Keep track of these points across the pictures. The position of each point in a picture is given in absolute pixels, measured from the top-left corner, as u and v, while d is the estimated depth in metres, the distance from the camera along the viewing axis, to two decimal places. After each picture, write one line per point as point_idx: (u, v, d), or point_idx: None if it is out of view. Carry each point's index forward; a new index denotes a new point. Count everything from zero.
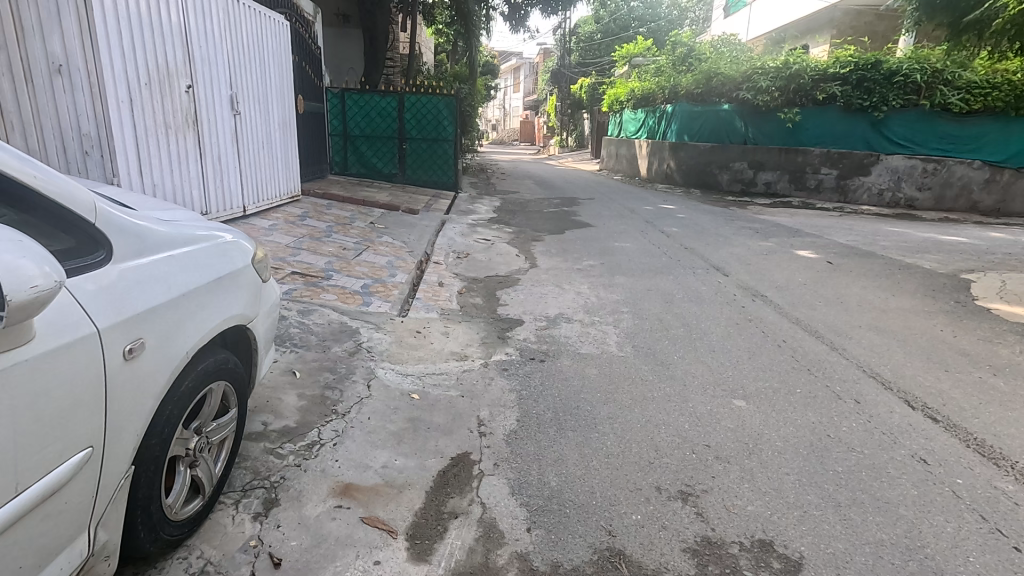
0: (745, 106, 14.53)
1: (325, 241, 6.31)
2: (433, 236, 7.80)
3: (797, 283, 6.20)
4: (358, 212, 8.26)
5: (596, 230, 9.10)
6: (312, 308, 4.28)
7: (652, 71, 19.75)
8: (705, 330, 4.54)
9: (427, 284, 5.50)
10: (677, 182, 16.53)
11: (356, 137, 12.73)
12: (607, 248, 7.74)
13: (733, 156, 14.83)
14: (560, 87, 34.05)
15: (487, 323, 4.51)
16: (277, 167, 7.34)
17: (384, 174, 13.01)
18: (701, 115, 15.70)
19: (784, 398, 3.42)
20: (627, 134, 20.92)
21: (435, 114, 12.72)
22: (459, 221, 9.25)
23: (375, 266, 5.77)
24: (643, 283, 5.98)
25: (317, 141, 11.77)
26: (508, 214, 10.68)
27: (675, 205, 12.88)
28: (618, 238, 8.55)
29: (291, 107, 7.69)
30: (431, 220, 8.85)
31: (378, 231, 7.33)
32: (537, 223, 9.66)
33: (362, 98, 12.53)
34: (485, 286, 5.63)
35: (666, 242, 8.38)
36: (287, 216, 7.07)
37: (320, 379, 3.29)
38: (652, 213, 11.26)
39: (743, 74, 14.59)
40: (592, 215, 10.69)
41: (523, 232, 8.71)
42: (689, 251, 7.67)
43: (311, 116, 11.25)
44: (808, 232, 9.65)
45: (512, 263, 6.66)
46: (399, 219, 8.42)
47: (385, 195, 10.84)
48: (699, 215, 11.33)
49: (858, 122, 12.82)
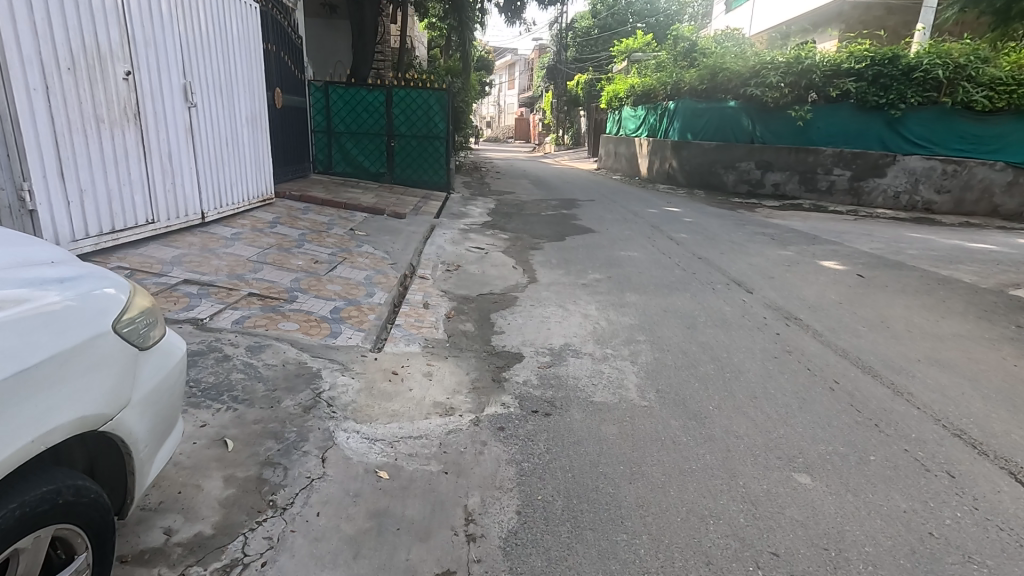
0: (752, 103, 13.89)
1: (295, 253, 5.53)
2: (420, 244, 7.03)
3: (830, 301, 5.48)
4: (338, 217, 7.47)
5: (599, 237, 8.35)
6: (265, 343, 3.51)
7: (653, 66, 19.03)
8: (739, 366, 3.81)
9: (410, 306, 4.73)
10: (680, 183, 15.81)
11: (341, 134, 11.95)
12: (612, 258, 7.00)
13: (739, 156, 14.14)
14: (557, 83, 33.23)
15: (478, 360, 3.75)
16: (245, 166, 6.55)
17: (371, 174, 12.22)
18: (705, 113, 15.04)
19: (856, 469, 2.68)
20: (627, 132, 20.19)
21: (425, 110, 11.94)
22: (450, 226, 8.48)
23: (350, 284, 5.00)
24: (658, 302, 5.25)
25: (298, 138, 10.97)
26: (503, 218, 9.91)
27: (680, 207, 12.16)
28: (624, 245, 7.82)
29: (262, 100, 6.89)
30: (419, 225, 8.06)
31: (357, 240, 6.55)
32: (535, 228, 8.91)
33: (348, 92, 11.76)
34: (478, 307, 4.87)
35: (676, 250, 7.65)
36: (254, 222, 6.28)
37: (260, 451, 2.51)
38: (657, 216, 10.53)
39: (751, 70, 13.90)
40: (593, 219, 9.95)
41: (519, 239, 7.96)
42: (703, 262, 6.95)
43: (291, 111, 10.45)
44: (827, 238, 8.95)
45: (508, 277, 5.91)
46: (383, 224, 7.64)
47: (370, 197, 10.05)
48: (707, 219, 10.62)
49: (872, 120, 12.13)
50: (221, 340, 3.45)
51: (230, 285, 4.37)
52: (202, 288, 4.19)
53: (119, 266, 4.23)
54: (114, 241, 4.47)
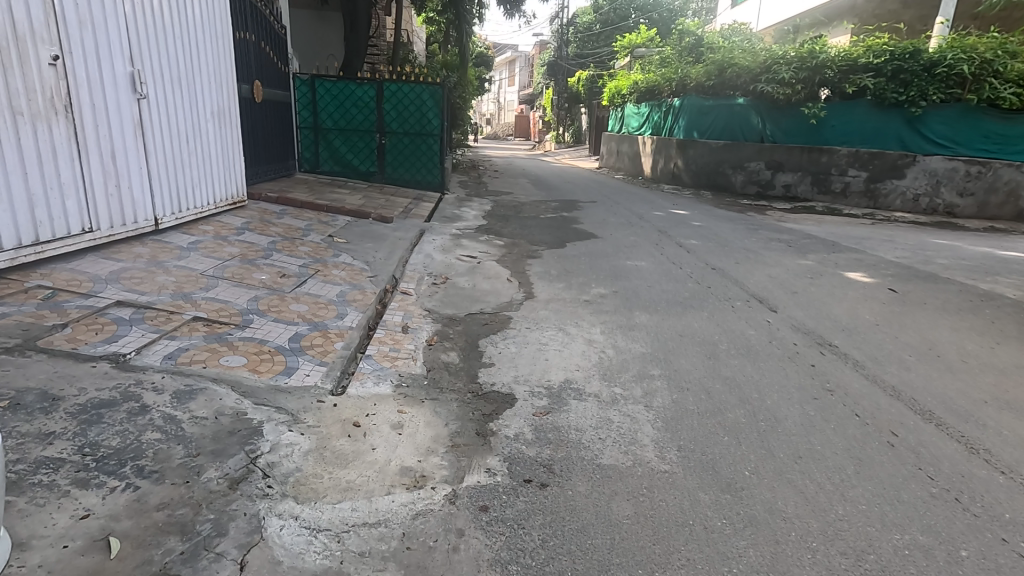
0: (762, 100, 13.27)
1: (260, 265, 4.88)
2: (406, 253, 6.38)
3: (866, 323, 4.83)
4: (316, 222, 6.82)
5: (602, 243, 7.71)
6: (198, 387, 2.86)
7: (657, 62, 18.38)
8: (773, 412, 3.18)
9: (386, 331, 4.09)
10: (685, 183, 15.16)
11: (329, 131, 11.32)
12: (618, 268, 6.37)
13: (748, 156, 13.50)
14: (557, 80, 32.56)
15: (461, 405, 3.10)
16: (212, 165, 5.92)
17: (361, 173, 11.58)
18: (712, 110, 14.40)
19: (946, 573, 2.05)
20: (629, 130, 19.53)
21: (418, 106, 11.28)
22: (441, 231, 7.83)
23: (320, 302, 4.37)
24: (671, 324, 4.62)
25: (283, 136, 10.33)
26: (499, 221, 9.26)
27: (688, 210, 11.51)
28: (629, 253, 7.18)
29: (231, 92, 6.23)
30: (407, 230, 7.41)
31: (336, 248, 5.91)
32: (534, 233, 8.26)
33: (336, 86, 11.12)
34: (465, 331, 4.23)
35: (686, 259, 7.01)
36: (220, 229, 5.63)
37: (155, 555, 1.87)
38: (664, 220, 9.90)
39: (761, 65, 13.26)
40: (595, 223, 9.30)
41: (516, 246, 7.31)
42: (717, 273, 6.32)
43: (273, 106, 9.80)
44: (847, 245, 8.31)
45: (501, 292, 5.27)
46: (367, 230, 6.99)
47: (358, 198, 9.41)
48: (717, 223, 9.99)
49: (890, 118, 11.47)
50: (143, 383, 2.80)
51: (174, 307, 3.73)
52: (137, 312, 3.55)
53: (39, 285, 3.60)
54: (37, 253, 3.84)
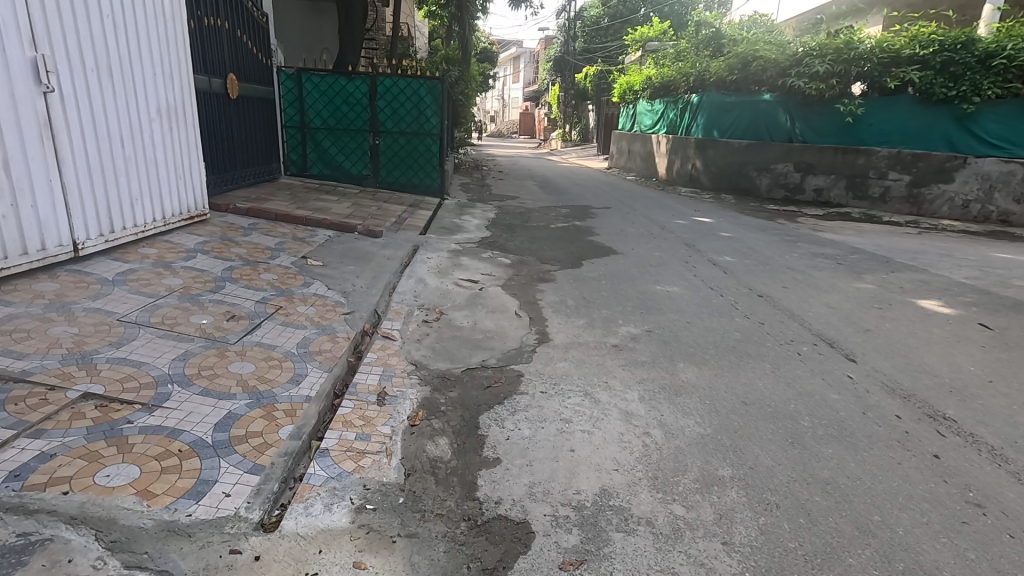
0: (791, 97, 12.21)
1: (203, 302, 3.88)
2: (394, 277, 5.36)
3: (974, 379, 3.77)
4: (290, 239, 5.80)
5: (623, 260, 6.69)
6: (38, 537, 1.87)
7: (672, 56, 17.30)
8: (913, 555, 2.14)
9: (356, 401, 3.08)
10: (705, 186, 14.09)
11: (317, 130, 10.31)
12: (646, 296, 5.33)
13: (775, 157, 12.42)
14: (564, 76, 31.46)
15: (450, 551, 2.07)
16: (159, 173, 4.94)
17: (352, 176, 10.58)
18: (735, 107, 13.32)
19: None
20: (642, 128, 18.42)
21: (415, 102, 10.26)
22: (438, 246, 6.82)
23: (276, 358, 3.38)
24: (727, 383, 3.58)
25: (266, 136, 9.33)
26: (505, 232, 8.24)
27: (711, 217, 10.48)
28: (656, 274, 6.16)
29: (184, 85, 5.25)
30: (398, 246, 6.38)
31: (308, 274, 4.90)
32: (544, 247, 7.23)
33: (324, 81, 10.11)
34: (462, 398, 3.21)
35: (724, 282, 5.97)
36: (165, 252, 4.64)
37: None
38: (688, 230, 8.86)
39: (791, 58, 12.17)
40: (613, 235, 8.27)
41: (524, 265, 6.28)
42: (766, 303, 5.28)
43: (253, 103, 8.80)
44: (903, 262, 7.24)
45: (508, 333, 4.24)
46: (350, 248, 5.96)
47: (346, 206, 8.41)
48: (747, 234, 8.95)
49: (936, 115, 10.37)
50: None
51: (61, 377, 2.73)
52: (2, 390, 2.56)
53: None
54: None
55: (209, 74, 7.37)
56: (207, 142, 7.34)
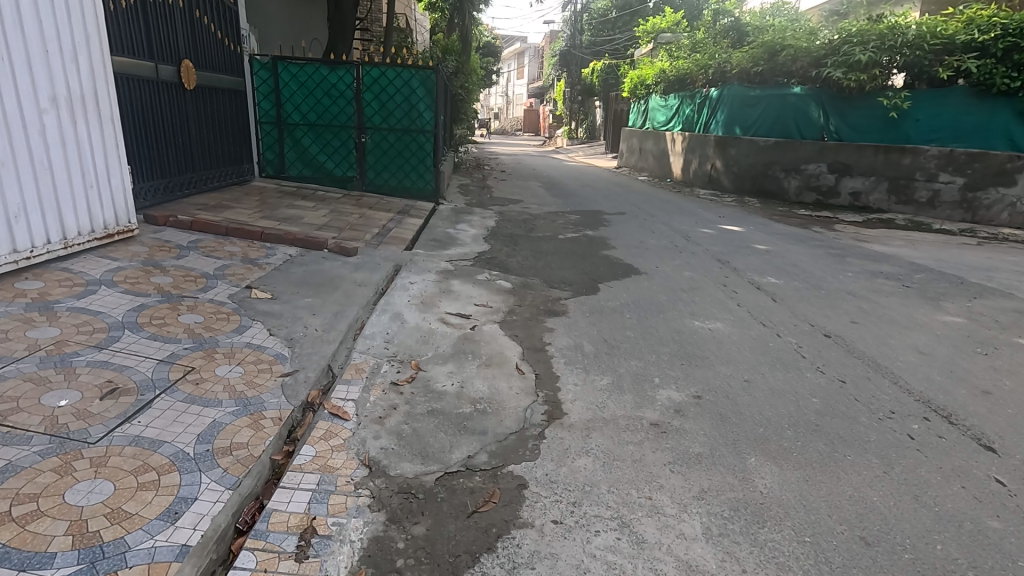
0: (824, 90, 11.04)
1: (75, 369, 2.77)
2: (364, 312, 4.25)
3: None
4: (238, 261, 4.69)
5: (647, 284, 5.56)
6: None
7: (688, 47, 16.08)
8: None
9: (263, 552, 1.95)
10: (726, 189, 12.92)
11: (296, 126, 9.19)
12: (683, 338, 4.20)
13: (806, 156, 11.23)
14: (570, 70, 30.26)
15: None
16: (55, 179, 3.81)
17: (336, 178, 9.45)
18: (760, 102, 12.11)
19: None
20: (654, 125, 17.22)
21: (406, 94, 9.10)
22: (426, 264, 5.69)
23: (156, 466, 2.25)
24: (827, 498, 2.43)
25: (235, 132, 8.21)
26: (506, 245, 7.11)
27: (739, 224, 9.33)
28: (689, 303, 5.03)
29: (95, 67, 4.14)
30: (375, 267, 5.25)
31: (247, 313, 3.78)
32: (552, 266, 6.10)
33: (303, 71, 8.98)
34: (432, 541, 2.08)
35: (776, 313, 4.83)
36: (53, 286, 3.54)
37: None
38: (717, 242, 7.70)
39: (827, 46, 10.95)
40: (631, 249, 7.13)
41: (528, 292, 5.14)
42: (837, 346, 4.13)
43: (218, 95, 7.68)
44: (982, 284, 6.05)
45: (505, 404, 3.10)
46: (314, 272, 4.84)
47: (323, 215, 7.28)
48: (785, 245, 7.79)
49: (996, 110, 9.14)
50: None
51: None
52: None
53: None
54: None
55: (155, 59, 6.18)
56: (153, 140, 6.21)
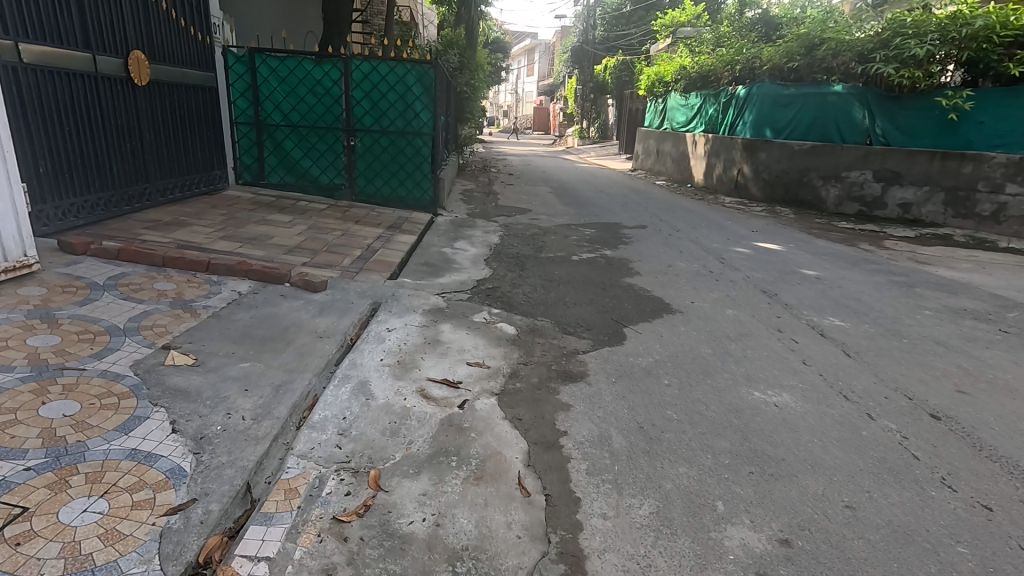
0: (870, 88, 9.89)
1: None
2: (319, 381, 3.21)
3: None
4: (166, 305, 3.68)
5: (685, 329, 4.48)
6: None
7: (711, 42, 14.90)
8: None
9: None
10: (754, 197, 11.77)
11: (277, 128, 8.19)
12: (744, 422, 3.12)
13: (848, 162, 10.07)
14: (582, 67, 29.11)
15: None
16: None
17: (322, 186, 8.44)
18: (794, 101, 10.96)
19: None
20: (673, 125, 16.07)
21: (401, 92, 8.06)
22: (411, 300, 4.64)
23: None
24: None
25: (205, 134, 7.22)
26: (511, 269, 6.06)
27: (776, 241, 8.23)
28: (742, 358, 3.95)
29: None
30: (345, 308, 4.22)
31: (150, 392, 2.76)
32: (565, 302, 5.04)
33: (284, 65, 7.96)
34: None
35: (856, 376, 3.74)
36: None
37: None
38: (759, 266, 6.59)
39: (875, 39, 9.78)
40: (658, 275, 6.06)
41: (536, 343, 4.08)
42: (959, 438, 3.03)
43: (182, 93, 6.68)
44: None
45: (500, 564, 2.06)
46: (264, 318, 3.82)
47: (299, 232, 6.27)
48: (836, 269, 6.68)
49: None
50: None
51: None
52: None
53: None
54: None
55: (93, 50, 5.19)
56: (91, 145, 5.22)
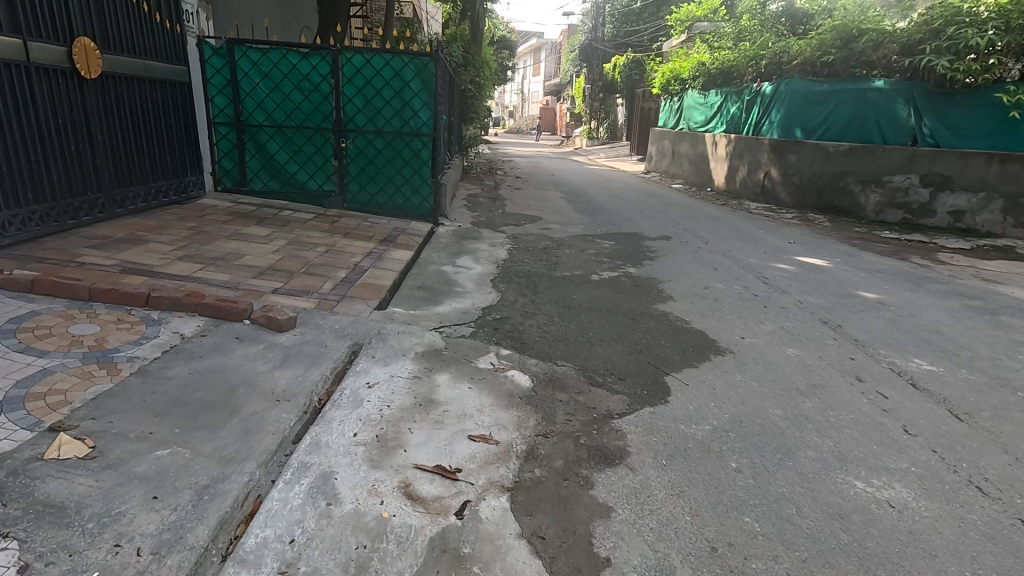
0: (917, 84, 8.97)
1: None
2: (265, 475, 2.34)
3: None
4: (75, 359, 2.83)
5: (741, 378, 3.58)
6: None
7: (733, 35, 13.94)
8: None
9: None
10: (784, 203, 10.83)
11: (259, 128, 7.33)
12: (857, 539, 2.22)
13: (892, 165, 9.13)
14: (591, 65, 28.13)
15: None
16: None
17: (311, 193, 7.59)
18: (829, 99, 10.02)
19: None
20: (690, 125, 15.14)
21: (398, 87, 7.19)
22: (400, 340, 3.76)
23: None
24: None
25: (175, 135, 6.36)
26: (522, 292, 5.17)
27: (818, 254, 7.33)
28: (825, 425, 3.05)
29: None
30: (317, 356, 3.35)
31: (4, 511, 1.90)
32: (589, 339, 4.14)
33: (267, 58, 7.09)
34: None
35: (981, 454, 2.84)
36: None
37: None
38: (809, 288, 5.68)
39: (925, 29, 8.86)
40: (695, 300, 5.17)
41: (557, 402, 3.20)
42: None
43: (147, 88, 5.84)
44: None
45: None
46: (208, 373, 2.96)
47: (276, 248, 5.41)
48: (898, 291, 5.76)
49: None
50: None
51: None
52: None
53: None
54: None
55: (24, 35, 4.38)
56: (22, 149, 4.41)
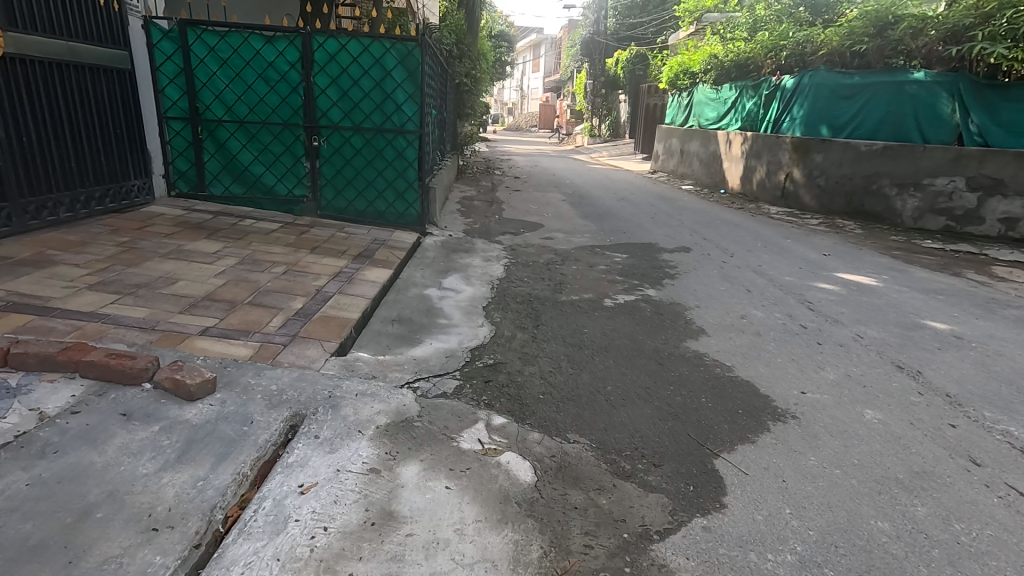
0: (963, 76, 8.02)
1: None
2: None
3: None
4: None
5: (819, 464, 2.63)
6: None
7: (749, 25, 12.98)
8: None
9: None
10: (808, 207, 9.88)
11: (218, 124, 6.37)
12: None
13: (934, 166, 8.18)
14: (592, 60, 27.18)
15: None
16: None
17: (279, 199, 6.63)
18: (861, 92, 9.07)
19: None
20: (700, 122, 14.19)
21: (377, 77, 6.23)
22: (357, 406, 2.80)
23: None
24: None
25: (113, 132, 5.40)
26: (521, 325, 4.22)
27: (859, 269, 6.40)
28: (958, 554, 2.10)
29: None
30: (234, 440, 2.40)
31: None
32: (606, 396, 3.20)
33: (226, 44, 6.13)
34: None
35: None
36: None
37: None
38: (864, 315, 4.74)
39: (976, 13, 7.91)
40: (732, 334, 4.23)
41: (569, 510, 2.25)
42: None
43: (72, 75, 4.88)
44: None
45: None
46: (59, 480, 2.02)
47: (222, 269, 4.46)
48: (969, 319, 4.83)
49: None
50: None
51: None
52: None
53: None
54: None
55: None
56: None
